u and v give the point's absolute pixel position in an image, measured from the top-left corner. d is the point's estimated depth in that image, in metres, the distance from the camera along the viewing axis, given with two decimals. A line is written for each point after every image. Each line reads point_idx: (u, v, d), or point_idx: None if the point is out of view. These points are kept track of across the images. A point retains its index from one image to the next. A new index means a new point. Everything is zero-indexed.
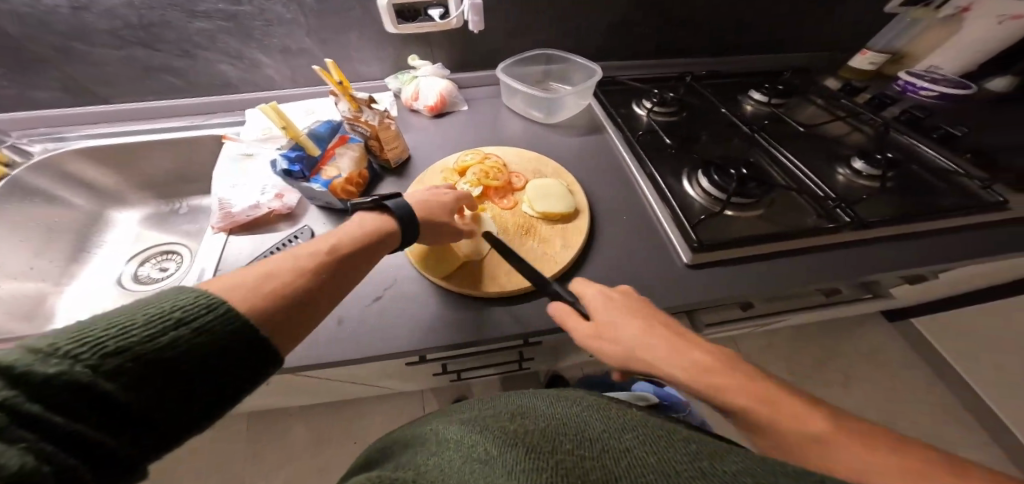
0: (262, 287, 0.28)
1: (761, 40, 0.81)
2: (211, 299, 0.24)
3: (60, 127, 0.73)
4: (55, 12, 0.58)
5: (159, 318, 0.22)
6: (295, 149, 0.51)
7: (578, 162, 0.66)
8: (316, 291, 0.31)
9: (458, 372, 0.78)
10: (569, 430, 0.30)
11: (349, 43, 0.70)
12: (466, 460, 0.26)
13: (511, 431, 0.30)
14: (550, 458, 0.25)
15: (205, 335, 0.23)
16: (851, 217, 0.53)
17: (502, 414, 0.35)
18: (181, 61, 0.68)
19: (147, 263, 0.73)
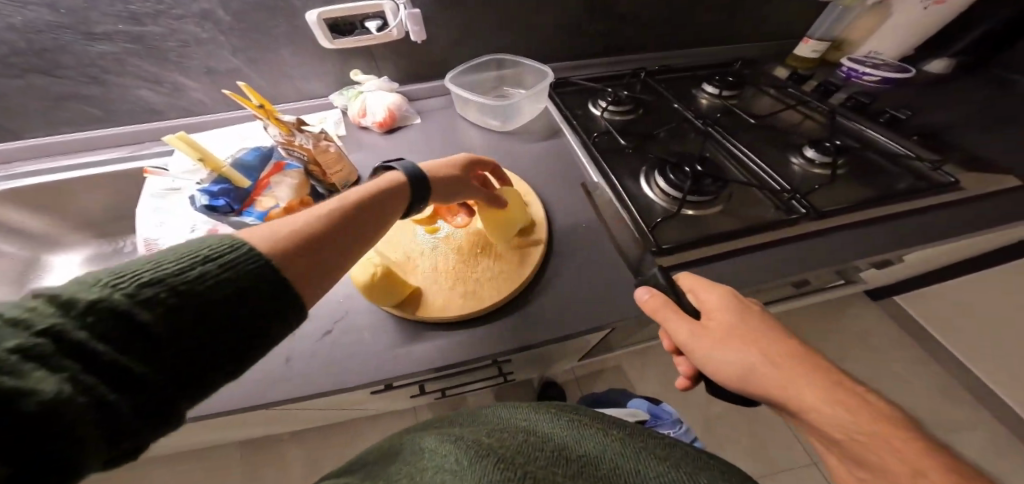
0: (260, 244, 0.25)
1: (708, 32, 0.81)
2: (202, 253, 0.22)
3: None
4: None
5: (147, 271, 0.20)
6: (218, 183, 0.46)
7: (536, 170, 0.64)
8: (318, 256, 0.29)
9: (442, 390, 0.76)
10: (542, 446, 0.31)
11: (281, 60, 0.65)
12: (438, 471, 0.27)
13: (488, 442, 0.31)
14: (520, 469, 0.26)
15: (231, 271, 0.22)
16: (807, 208, 0.53)
17: (485, 424, 0.35)
18: (90, 88, 0.62)
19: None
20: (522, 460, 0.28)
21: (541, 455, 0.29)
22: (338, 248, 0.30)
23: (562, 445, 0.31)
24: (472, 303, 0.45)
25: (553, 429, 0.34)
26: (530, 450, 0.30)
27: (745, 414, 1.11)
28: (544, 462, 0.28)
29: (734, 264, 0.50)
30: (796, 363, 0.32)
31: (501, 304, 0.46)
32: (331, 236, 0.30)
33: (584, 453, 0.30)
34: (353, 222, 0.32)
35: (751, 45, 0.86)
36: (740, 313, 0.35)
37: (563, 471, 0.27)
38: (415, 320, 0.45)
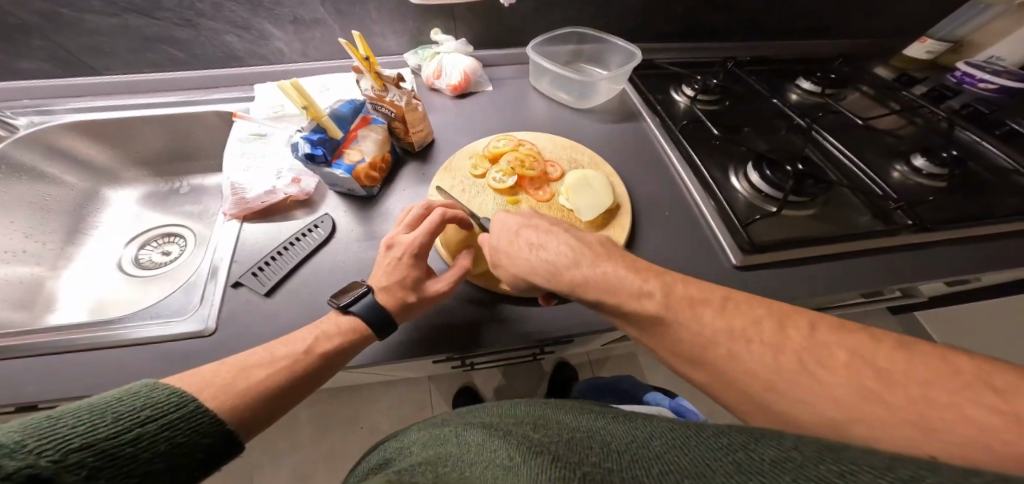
0: (235, 385, 0.31)
1: (806, 24, 0.76)
2: (182, 397, 0.27)
3: (48, 99, 0.66)
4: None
5: (129, 415, 0.25)
6: (317, 131, 0.47)
7: (612, 150, 0.62)
8: (314, 376, 0.35)
9: (473, 363, 0.70)
10: (600, 445, 0.23)
11: (367, 15, 0.64)
12: (488, 468, 0.23)
13: (534, 439, 0.25)
14: (578, 468, 0.20)
15: (169, 429, 0.26)
16: (914, 219, 0.50)
17: (523, 418, 0.31)
18: (182, 31, 0.62)
19: (148, 246, 0.69)
20: (575, 457, 0.22)
21: (593, 451, 0.23)
22: (336, 360, 0.36)
23: (611, 436, 0.24)
24: None
25: (604, 422, 0.28)
26: (579, 446, 0.24)
27: None
28: (596, 457, 0.22)
29: (829, 270, 0.48)
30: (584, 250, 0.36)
31: None
32: (326, 356, 0.35)
33: (634, 438, 0.24)
34: (356, 342, 0.37)
35: (847, 41, 0.80)
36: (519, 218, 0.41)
37: (617, 463, 0.21)
38: (500, 293, 0.45)
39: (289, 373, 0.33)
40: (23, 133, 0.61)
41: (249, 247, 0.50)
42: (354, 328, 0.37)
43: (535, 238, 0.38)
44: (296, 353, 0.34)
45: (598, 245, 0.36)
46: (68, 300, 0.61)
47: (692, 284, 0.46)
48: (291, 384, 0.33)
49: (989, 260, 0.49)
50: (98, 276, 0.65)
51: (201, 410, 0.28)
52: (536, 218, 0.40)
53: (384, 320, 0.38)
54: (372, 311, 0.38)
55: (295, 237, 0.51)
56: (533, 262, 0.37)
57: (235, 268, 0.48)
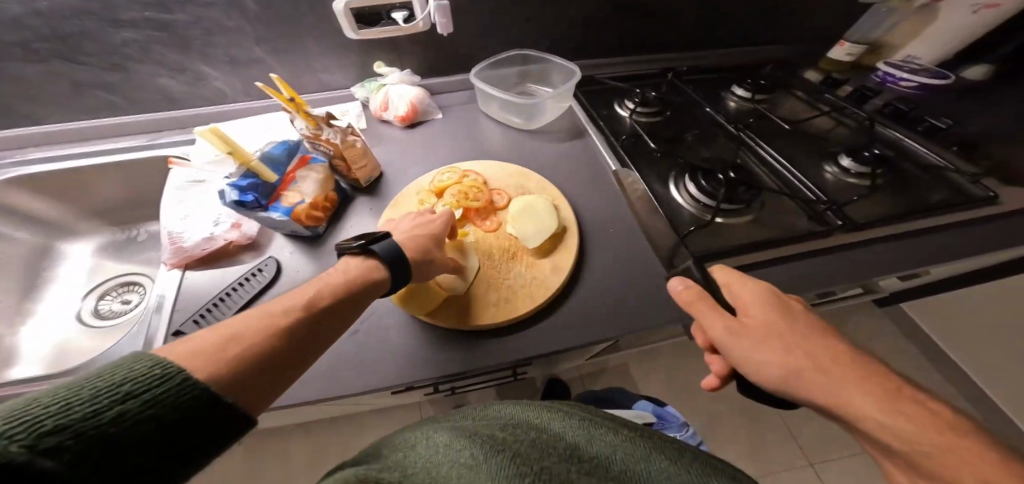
0: (223, 354, 0.25)
1: (738, 34, 0.80)
2: (169, 367, 0.22)
3: None
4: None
5: (104, 392, 0.19)
6: (246, 177, 0.45)
7: (561, 171, 0.63)
8: (308, 339, 0.31)
9: (452, 389, 0.68)
10: (558, 446, 0.33)
11: (305, 51, 0.64)
12: (452, 466, 0.28)
13: (500, 439, 0.32)
14: (536, 465, 0.28)
15: (156, 408, 0.20)
16: (843, 219, 0.52)
17: (492, 422, 0.37)
18: (111, 75, 0.61)
19: (107, 296, 0.67)
20: (535, 454, 0.30)
21: (555, 452, 0.31)
22: (330, 319, 0.34)
23: (577, 444, 0.34)
24: (508, 308, 0.45)
25: (570, 428, 0.36)
26: (545, 449, 0.32)
27: (746, 419, 1.12)
28: (558, 457, 0.30)
29: (768, 275, 0.49)
30: (802, 333, 0.33)
31: (535, 312, 0.46)
32: (314, 315, 0.32)
33: (597, 450, 0.33)
34: (350, 293, 0.36)
35: (778, 48, 0.85)
36: (772, 309, 0.35)
37: (579, 466, 0.30)
38: (449, 328, 0.45)
39: (274, 330, 0.29)
40: None
41: (190, 295, 0.49)
42: (358, 277, 0.38)
43: (728, 323, 0.35)
44: (286, 312, 0.31)
45: (795, 326, 0.34)
46: (31, 354, 0.58)
47: (636, 303, 0.47)
48: (289, 345, 0.29)
49: (921, 253, 0.51)
50: (57, 330, 0.62)
51: (194, 380, 0.22)
52: (781, 304, 0.35)
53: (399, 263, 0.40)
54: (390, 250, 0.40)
55: (238, 281, 0.49)
56: (740, 352, 0.34)
57: (176, 317, 0.47)
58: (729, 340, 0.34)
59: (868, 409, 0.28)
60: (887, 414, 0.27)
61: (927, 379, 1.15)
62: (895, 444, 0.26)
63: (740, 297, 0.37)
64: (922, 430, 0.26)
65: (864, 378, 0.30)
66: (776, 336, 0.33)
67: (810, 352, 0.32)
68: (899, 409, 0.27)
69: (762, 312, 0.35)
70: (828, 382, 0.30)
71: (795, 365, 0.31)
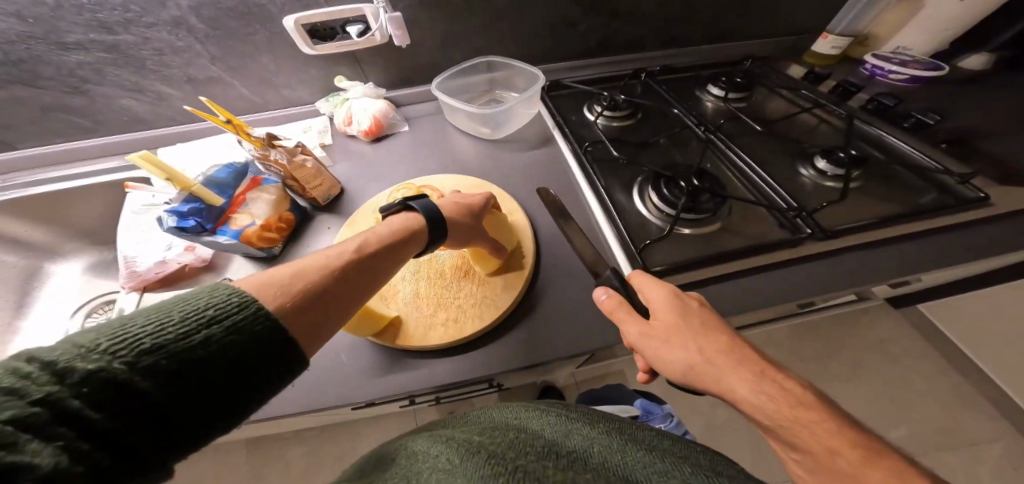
0: (299, 285, 0.28)
1: (712, 30, 0.77)
2: (244, 298, 0.24)
3: None
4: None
5: (194, 316, 0.22)
6: (189, 202, 0.45)
7: (525, 181, 0.62)
8: (366, 284, 0.32)
9: (432, 399, 0.64)
10: (536, 441, 0.33)
11: (264, 68, 0.63)
12: (433, 471, 0.29)
13: (480, 441, 0.32)
14: (512, 462, 0.28)
15: (237, 334, 0.22)
16: (813, 227, 0.48)
17: (477, 426, 0.37)
18: (72, 98, 0.61)
19: (94, 314, 0.67)
20: (511, 453, 0.30)
21: (534, 449, 0.31)
22: (382, 263, 0.34)
23: (558, 440, 0.33)
24: (457, 328, 0.44)
25: (549, 426, 0.36)
26: (524, 447, 0.31)
27: (748, 426, 1.08)
28: (536, 454, 0.30)
29: (734, 290, 0.46)
30: (702, 332, 0.34)
31: (484, 332, 0.45)
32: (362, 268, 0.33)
33: (577, 446, 0.33)
34: (406, 239, 0.38)
35: (757, 43, 0.81)
36: (679, 312, 0.36)
37: (556, 461, 0.29)
38: (395, 349, 0.44)
39: (340, 266, 0.31)
40: None
41: None
42: (403, 226, 0.39)
43: (640, 329, 0.36)
44: (350, 252, 0.33)
45: (705, 324, 0.35)
46: None
47: (590, 322, 0.45)
48: (345, 290, 0.30)
49: (904, 262, 0.48)
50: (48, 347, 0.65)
51: (264, 311, 0.24)
52: (689, 305, 0.36)
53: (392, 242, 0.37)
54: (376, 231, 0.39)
55: None
56: (654, 354, 0.35)
57: None
58: (643, 341, 0.36)
59: (740, 391, 0.31)
60: (757, 398, 0.30)
61: (940, 380, 1.11)
62: (766, 420, 0.30)
63: (652, 301, 0.38)
64: (783, 408, 0.29)
65: (773, 378, 0.31)
66: (675, 335, 0.35)
67: (702, 346, 0.34)
68: (776, 390, 0.30)
69: (671, 314, 0.36)
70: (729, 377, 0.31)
71: (691, 361, 0.33)
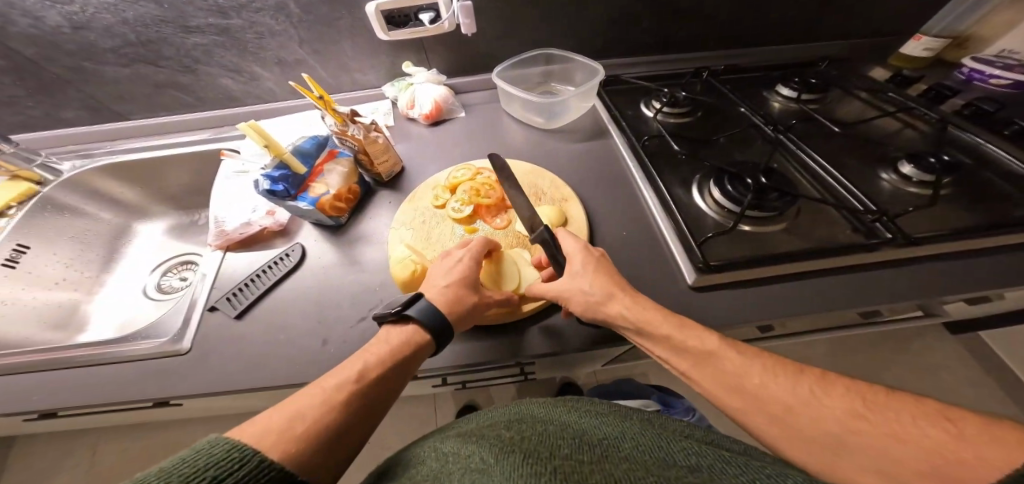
0: (294, 430, 0.29)
1: (785, 29, 0.74)
2: (245, 451, 0.26)
3: (86, 144, 0.76)
4: (60, 33, 0.59)
5: (197, 474, 0.23)
6: (279, 168, 0.50)
7: (579, 171, 0.62)
8: (374, 403, 0.34)
9: (463, 381, 0.67)
10: (567, 435, 0.34)
11: (343, 53, 0.68)
12: (467, 471, 0.30)
13: (507, 440, 0.33)
14: (549, 462, 0.28)
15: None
16: (895, 232, 0.45)
17: (498, 421, 0.39)
18: (183, 76, 0.69)
19: (169, 274, 0.76)
20: (546, 452, 0.30)
21: (567, 445, 0.31)
22: (391, 381, 0.36)
23: (586, 434, 0.34)
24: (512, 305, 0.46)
25: (576, 421, 0.37)
26: (554, 442, 0.32)
27: None
28: (569, 450, 0.30)
29: (802, 289, 0.44)
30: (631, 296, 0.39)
31: (537, 310, 0.46)
32: (375, 381, 0.35)
33: (605, 438, 0.33)
34: (413, 349, 0.38)
35: (833, 44, 0.77)
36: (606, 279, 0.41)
37: (588, 455, 0.30)
38: None
39: (335, 405, 0.32)
40: (65, 176, 0.71)
41: (227, 274, 0.55)
42: (405, 338, 0.38)
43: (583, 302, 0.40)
44: (349, 381, 0.34)
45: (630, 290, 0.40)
46: (97, 321, 0.68)
47: None
48: (350, 421, 0.32)
49: (997, 276, 0.44)
50: (123, 303, 0.72)
51: (266, 463, 0.26)
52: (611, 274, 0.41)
53: (444, 326, 0.39)
54: (429, 314, 0.39)
55: (269, 264, 0.54)
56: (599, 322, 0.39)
57: (213, 293, 0.53)
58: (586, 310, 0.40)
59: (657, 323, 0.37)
60: (757, 386, 0.32)
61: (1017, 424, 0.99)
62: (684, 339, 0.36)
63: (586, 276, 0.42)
64: (686, 338, 0.36)
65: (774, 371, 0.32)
66: (623, 281, 0.40)
67: (629, 303, 0.39)
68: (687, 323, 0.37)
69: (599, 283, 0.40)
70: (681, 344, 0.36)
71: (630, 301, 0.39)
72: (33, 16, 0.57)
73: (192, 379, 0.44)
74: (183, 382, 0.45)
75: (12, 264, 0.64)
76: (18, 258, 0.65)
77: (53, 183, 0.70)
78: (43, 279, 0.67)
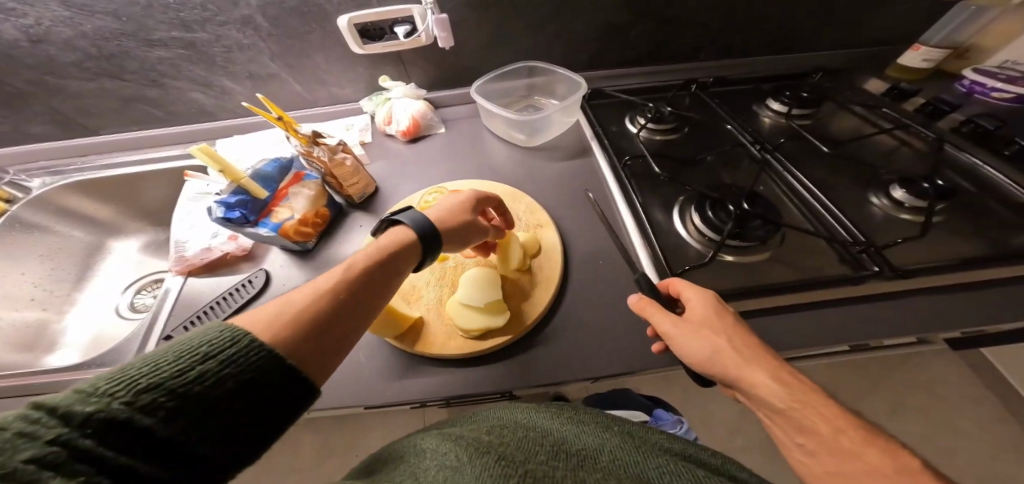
0: (286, 317, 0.26)
1: (777, 39, 0.71)
2: (236, 331, 0.23)
3: (56, 160, 0.74)
4: (19, 47, 0.57)
5: (187, 353, 0.21)
6: (237, 193, 0.47)
7: (559, 191, 0.60)
8: (372, 297, 0.32)
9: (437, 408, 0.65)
10: (545, 440, 0.32)
11: (316, 66, 0.66)
12: (439, 467, 0.28)
13: (487, 440, 0.32)
14: (521, 468, 0.27)
15: (234, 367, 0.22)
16: (883, 266, 0.42)
17: (483, 423, 0.37)
18: (151, 90, 0.66)
19: (143, 292, 0.74)
20: (523, 456, 0.29)
21: (544, 451, 0.30)
22: (385, 280, 0.34)
23: (565, 439, 0.33)
24: (478, 340, 0.43)
25: (559, 423, 0.36)
26: (531, 447, 0.31)
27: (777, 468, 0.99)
28: (545, 456, 0.29)
29: (787, 326, 0.41)
30: (746, 338, 0.32)
31: (503, 346, 0.43)
32: (369, 278, 0.32)
33: (585, 446, 0.32)
34: (403, 249, 0.37)
35: (827, 54, 0.75)
36: (719, 316, 0.34)
37: (564, 463, 0.29)
38: (414, 355, 0.44)
39: (326, 295, 0.29)
40: (34, 194, 0.69)
41: (187, 301, 0.52)
42: (400, 238, 0.37)
43: (676, 328, 0.34)
44: (339, 276, 0.31)
45: (745, 329, 0.33)
46: (69, 342, 0.66)
47: (618, 345, 0.42)
48: (347, 310, 0.30)
49: (996, 311, 0.41)
50: (95, 322, 0.70)
51: (259, 342, 0.23)
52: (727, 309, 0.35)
53: (432, 229, 0.40)
54: (417, 221, 0.39)
55: (231, 290, 0.52)
56: (696, 355, 0.33)
57: (169, 322, 0.50)
58: (680, 335, 0.34)
59: (755, 381, 0.30)
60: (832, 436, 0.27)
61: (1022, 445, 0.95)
62: (777, 404, 0.29)
63: (693, 303, 0.36)
64: (794, 394, 0.29)
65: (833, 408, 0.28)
66: (709, 326, 0.33)
67: (737, 344, 0.32)
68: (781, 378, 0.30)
69: (707, 313, 0.34)
70: (786, 402, 0.29)
71: (718, 351, 0.32)
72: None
73: None
74: None
75: None
76: None
77: (22, 201, 0.68)
78: (11, 299, 0.65)
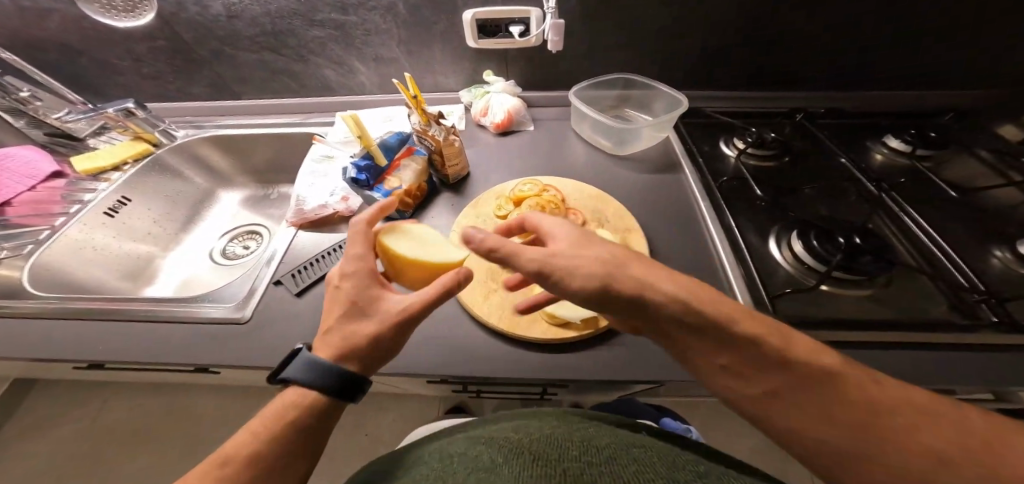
0: None
1: (901, 74, 0.68)
2: None
3: (199, 116, 0.86)
4: (217, 20, 0.68)
5: None
6: (364, 158, 0.54)
7: (648, 200, 0.61)
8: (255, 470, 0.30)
9: (479, 391, 0.66)
10: (572, 437, 0.30)
11: (433, 56, 0.72)
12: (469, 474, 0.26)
13: (513, 442, 0.29)
14: (557, 469, 0.25)
15: None
16: (1003, 319, 0.39)
17: (497, 423, 0.34)
18: (297, 65, 0.76)
19: (234, 241, 0.83)
20: (554, 455, 0.27)
21: (572, 448, 0.28)
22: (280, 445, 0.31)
23: (590, 435, 0.31)
24: (562, 329, 0.44)
25: (580, 423, 0.33)
26: (559, 444, 0.29)
27: None
28: (576, 453, 0.27)
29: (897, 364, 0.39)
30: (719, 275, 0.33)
31: (586, 338, 0.45)
32: (252, 454, 0.30)
33: (612, 441, 0.30)
34: (306, 404, 0.33)
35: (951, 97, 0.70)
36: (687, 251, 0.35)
37: (595, 459, 0.27)
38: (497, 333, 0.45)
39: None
40: (178, 141, 0.81)
41: (296, 251, 0.59)
42: (296, 396, 0.33)
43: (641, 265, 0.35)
44: (219, 460, 0.30)
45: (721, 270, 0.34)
46: (163, 278, 0.76)
47: None
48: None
49: None
50: (191, 262, 0.79)
51: None
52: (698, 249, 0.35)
53: (321, 367, 0.33)
54: (308, 369, 0.33)
55: (334, 248, 0.58)
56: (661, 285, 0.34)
57: (279, 268, 0.56)
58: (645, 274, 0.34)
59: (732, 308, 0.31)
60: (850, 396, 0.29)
61: None
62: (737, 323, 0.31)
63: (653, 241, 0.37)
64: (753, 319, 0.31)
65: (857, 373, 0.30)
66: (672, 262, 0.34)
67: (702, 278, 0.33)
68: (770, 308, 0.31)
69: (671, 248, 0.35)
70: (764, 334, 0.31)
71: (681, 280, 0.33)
72: (201, 5, 0.66)
73: (250, 349, 0.47)
74: (240, 350, 0.47)
75: (112, 214, 0.73)
76: (118, 209, 0.74)
77: (167, 147, 0.80)
78: (135, 231, 0.76)
